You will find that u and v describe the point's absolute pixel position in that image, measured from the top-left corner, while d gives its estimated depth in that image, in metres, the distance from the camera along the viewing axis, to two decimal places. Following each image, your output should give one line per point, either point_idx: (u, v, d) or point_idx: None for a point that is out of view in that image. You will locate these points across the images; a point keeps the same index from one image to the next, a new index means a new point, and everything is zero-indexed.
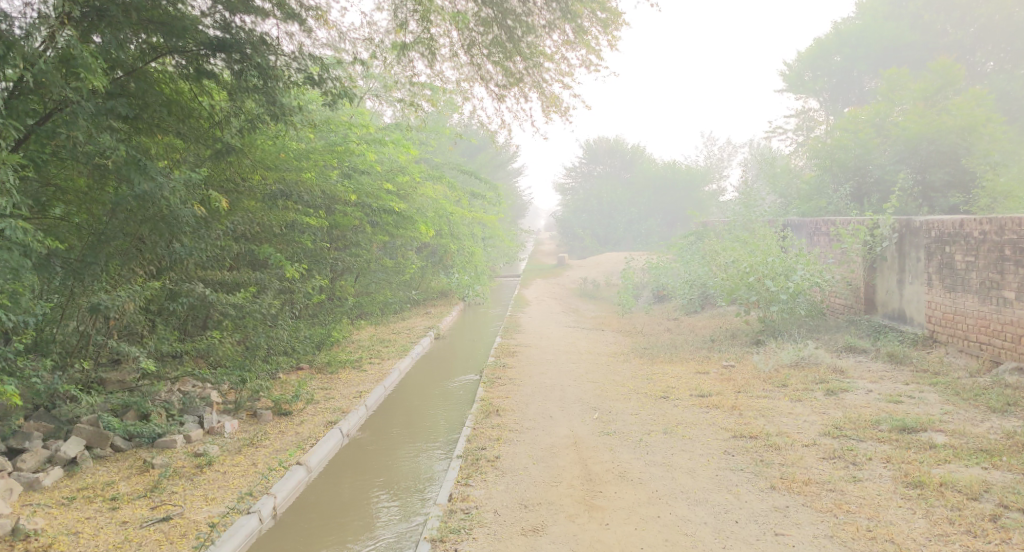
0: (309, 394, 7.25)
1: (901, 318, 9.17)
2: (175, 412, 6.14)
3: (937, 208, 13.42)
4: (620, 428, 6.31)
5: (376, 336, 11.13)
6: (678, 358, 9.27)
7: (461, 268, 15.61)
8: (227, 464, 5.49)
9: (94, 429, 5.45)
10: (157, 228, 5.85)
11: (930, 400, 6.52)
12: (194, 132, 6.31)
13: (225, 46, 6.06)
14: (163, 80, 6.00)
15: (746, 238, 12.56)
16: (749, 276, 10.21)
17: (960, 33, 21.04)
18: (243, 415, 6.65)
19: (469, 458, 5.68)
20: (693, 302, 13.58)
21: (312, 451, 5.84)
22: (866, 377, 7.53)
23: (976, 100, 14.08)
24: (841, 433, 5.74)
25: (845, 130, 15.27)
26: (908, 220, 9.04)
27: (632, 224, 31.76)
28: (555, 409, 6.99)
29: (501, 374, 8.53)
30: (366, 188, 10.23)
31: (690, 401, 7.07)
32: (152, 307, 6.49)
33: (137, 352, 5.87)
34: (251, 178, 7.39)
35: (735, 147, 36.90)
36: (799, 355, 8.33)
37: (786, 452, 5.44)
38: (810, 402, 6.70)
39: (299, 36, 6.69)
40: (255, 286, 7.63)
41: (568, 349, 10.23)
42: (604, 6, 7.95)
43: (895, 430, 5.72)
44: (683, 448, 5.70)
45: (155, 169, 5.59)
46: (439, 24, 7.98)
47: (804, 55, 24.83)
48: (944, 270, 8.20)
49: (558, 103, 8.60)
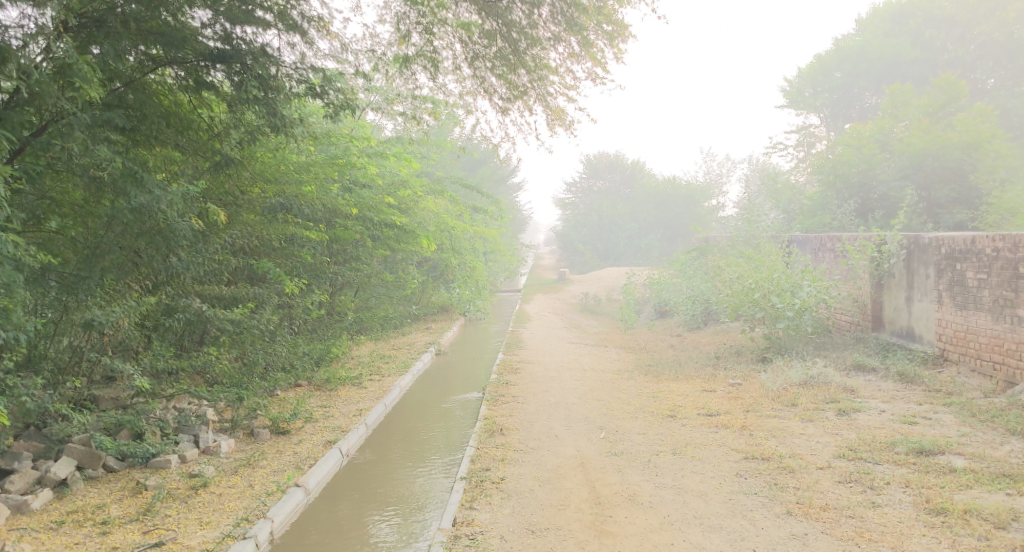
0: (308, 413, 7.08)
1: (910, 336, 9.03)
2: (170, 431, 5.96)
3: (942, 225, 13.34)
4: (628, 448, 6.14)
5: (376, 352, 10.95)
6: (684, 376, 9.09)
7: (461, 282, 15.46)
8: (223, 486, 5.31)
9: (87, 449, 5.29)
10: (154, 242, 5.72)
11: (946, 421, 6.35)
12: (193, 144, 6.20)
13: (225, 57, 5.98)
14: (162, 92, 5.94)
15: (751, 253, 12.41)
16: (754, 291, 10.06)
17: (960, 50, 21.14)
18: (240, 434, 6.46)
19: (473, 480, 5.51)
20: (696, 318, 13.42)
21: (311, 471, 5.68)
22: (878, 397, 7.36)
23: (981, 116, 14.03)
24: (857, 455, 5.57)
25: (848, 145, 15.15)
26: (917, 236, 8.93)
27: (632, 241, 31.92)
28: (560, 428, 6.81)
29: (504, 392, 8.36)
30: (368, 202, 10.11)
31: (698, 420, 6.90)
32: (148, 323, 6.32)
33: (131, 370, 5.72)
34: (250, 191, 7.26)
35: (734, 163, 36.90)
36: (808, 374, 8.15)
37: (801, 476, 5.27)
38: (822, 423, 6.54)
39: (301, 47, 6.60)
40: (254, 302, 7.35)
41: (571, 366, 10.06)
42: (610, 18, 7.88)
43: (912, 453, 5.55)
44: (694, 470, 5.53)
45: (152, 182, 5.46)
46: (442, 36, 7.89)
47: (805, 71, 24.85)
48: (955, 287, 8.07)
49: (563, 116, 8.51)
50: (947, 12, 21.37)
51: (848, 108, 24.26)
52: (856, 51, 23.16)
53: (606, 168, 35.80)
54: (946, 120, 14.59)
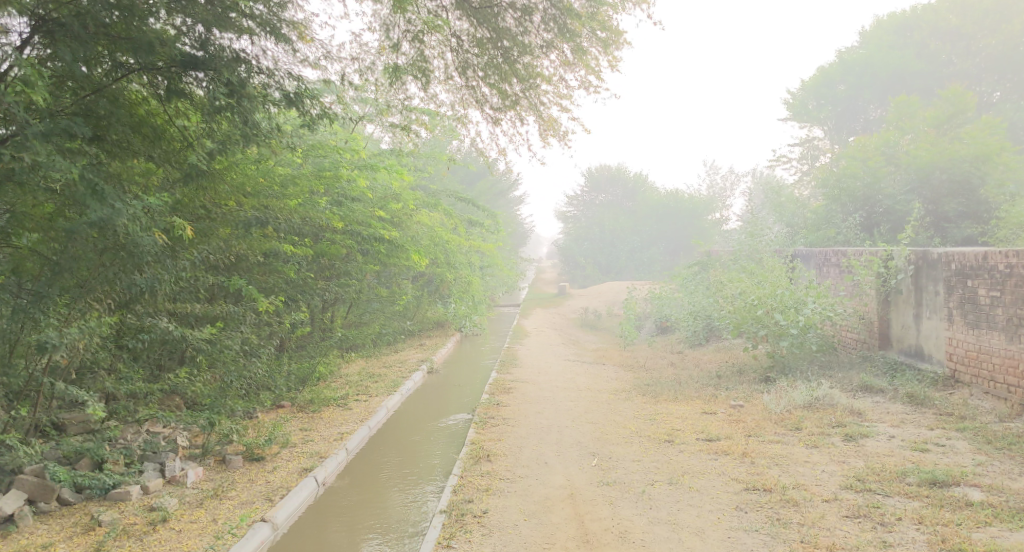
0: (285, 437, 6.75)
1: (919, 355, 8.68)
2: (134, 460, 5.69)
3: (949, 239, 13.00)
4: (621, 478, 5.78)
5: (366, 370, 10.61)
6: (683, 396, 8.71)
7: (459, 297, 15.20)
8: (184, 521, 5.04)
9: (39, 481, 5.03)
10: (119, 257, 5.35)
11: (960, 448, 5.98)
12: (165, 154, 5.86)
13: (198, 63, 5.64)
14: (135, 101, 5.64)
15: (753, 269, 12.09)
16: (756, 308, 9.70)
17: (966, 63, 20.96)
18: (210, 462, 6.14)
19: (452, 513, 5.16)
20: (698, 335, 13.08)
21: (281, 504, 5.34)
22: (887, 420, 6.99)
23: (988, 129, 13.78)
24: (865, 486, 5.19)
25: (853, 157, 14.73)
26: (926, 251, 8.59)
27: (633, 254, 31.50)
28: (551, 454, 6.46)
29: (494, 413, 8.01)
30: (357, 216, 9.77)
31: (696, 446, 6.53)
32: (115, 344, 6.11)
33: (86, 397, 5.37)
34: (226, 204, 6.95)
35: (738, 176, 36.54)
36: (813, 396, 7.79)
37: (806, 510, 4.90)
38: (827, 449, 6.17)
39: (277, 52, 6.27)
40: (228, 320, 7.13)
41: (567, 386, 9.68)
42: (604, 24, 7.62)
43: (924, 484, 5.18)
44: (691, 503, 5.16)
45: (114, 195, 5.01)
46: (432, 45, 7.71)
47: (810, 83, 24.57)
48: (966, 306, 7.73)
49: (556, 126, 8.22)
50: (952, 25, 21.20)
51: (852, 120, 24.07)
52: (860, 63, 22.91)
53: (606, 181, 35.69)
54: (953, 133, 14.28)
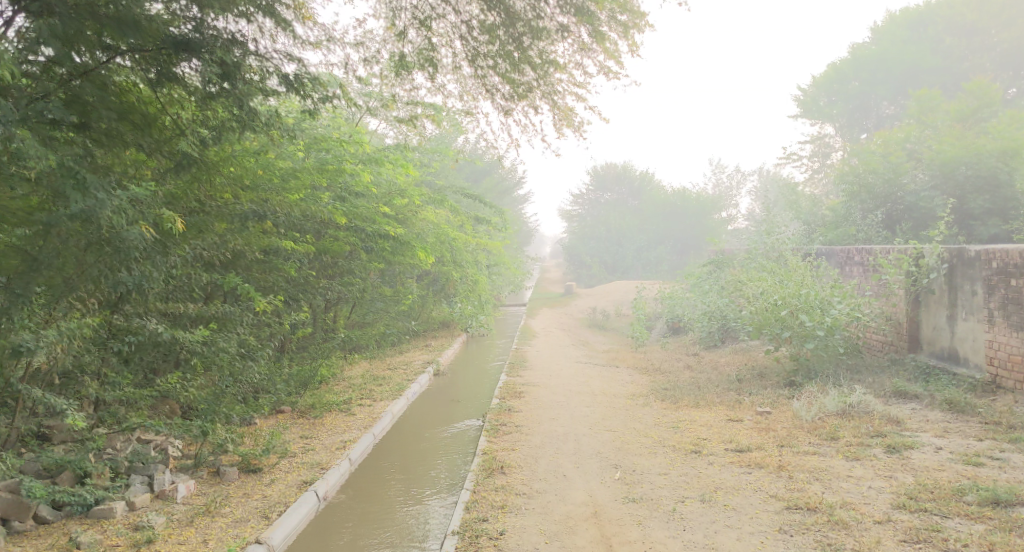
0: (284, 446, 6.30)
1: (953, 359, 8.21)
2: (122, 472, 5.27)
3: (976, 237, 12.47)
4: (647, 493, 5.32)
5: (370, 373, 10.10)
6: (704, 402, 8.25)
7: (464, 297, 14.65)
8: (171, 542, 4.61)
9: (13, 498, 4.61)
10: (104, 254, 4.89)
11: (1017, 462, 5.50)
12: (156, 143, 5.39)
13: (191, 46, 5.14)
14: (125, 88, 5.20)
15: (772, 267, 11.61)
16: (780, 308, 9.14)
17: (981, 58, 20.51)
18: (204, 474, 5.71)
19: (466, 534, 4.70)
20: (713, 335, 12.65)
21: (279, 524, 4.90)
22: (928, 430, 6.52)
23: (1015, 122, 13.21)
24: (920, 506, 4.72)
25: (873, 153, 14.29)
26: (961, 249, 8.14)
27: (641, 253, 30.98)
28: (569, 466, 6.01)
29: (506, 420, 7.56)
30: (361, 212, 9.28)
31: (726, 458, 6.07)
32: (102, 346, 5.67)
33: (64, 406, 4.90)
34: (220, 197, 6.57)
35: (744, 175, 35.93)
36: (846, 403, 7.27)
37: (857, 533, 4.45)
38: (870, 462, 5.70)
39: (272, 30, 5.79)
40: (224, 322, 6.70)
41: (581, 390, 9.23)
42: (625, 6, 7.06)
43: (985, 503, 4.71)
44: (728, 524, 4.71)
45: (95, 183, 4.58)
46: (440, 31, 7.21)
47: (820, 80, 24.18)
48: (1009, 305, 7.27)
49: (572, 117, 7.73)
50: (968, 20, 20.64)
51: (863, 118, 23.51)
52: (873, 59, 22.39)
53: (612, 180, 35.20)
54: (979, 129, 13.73)
